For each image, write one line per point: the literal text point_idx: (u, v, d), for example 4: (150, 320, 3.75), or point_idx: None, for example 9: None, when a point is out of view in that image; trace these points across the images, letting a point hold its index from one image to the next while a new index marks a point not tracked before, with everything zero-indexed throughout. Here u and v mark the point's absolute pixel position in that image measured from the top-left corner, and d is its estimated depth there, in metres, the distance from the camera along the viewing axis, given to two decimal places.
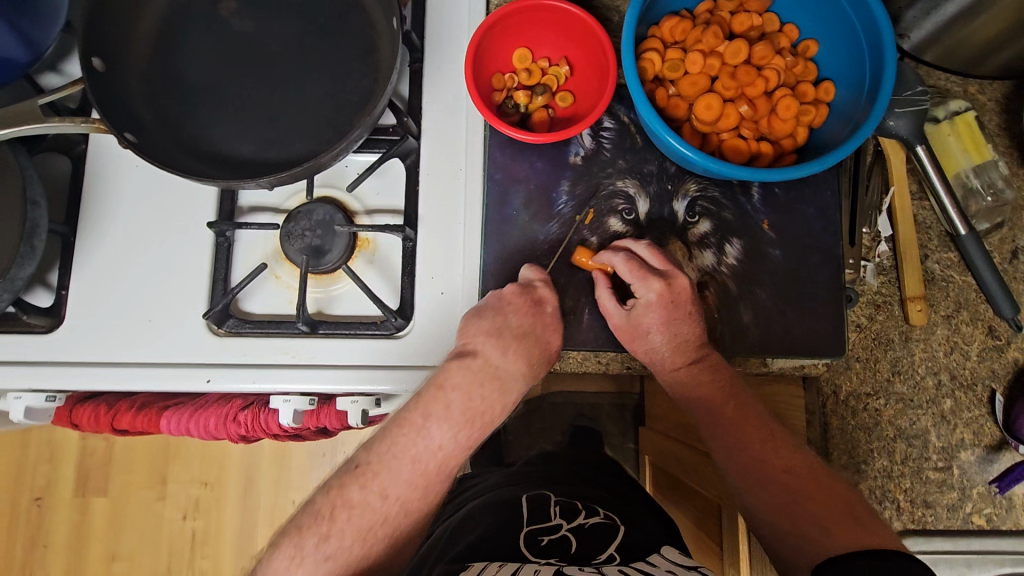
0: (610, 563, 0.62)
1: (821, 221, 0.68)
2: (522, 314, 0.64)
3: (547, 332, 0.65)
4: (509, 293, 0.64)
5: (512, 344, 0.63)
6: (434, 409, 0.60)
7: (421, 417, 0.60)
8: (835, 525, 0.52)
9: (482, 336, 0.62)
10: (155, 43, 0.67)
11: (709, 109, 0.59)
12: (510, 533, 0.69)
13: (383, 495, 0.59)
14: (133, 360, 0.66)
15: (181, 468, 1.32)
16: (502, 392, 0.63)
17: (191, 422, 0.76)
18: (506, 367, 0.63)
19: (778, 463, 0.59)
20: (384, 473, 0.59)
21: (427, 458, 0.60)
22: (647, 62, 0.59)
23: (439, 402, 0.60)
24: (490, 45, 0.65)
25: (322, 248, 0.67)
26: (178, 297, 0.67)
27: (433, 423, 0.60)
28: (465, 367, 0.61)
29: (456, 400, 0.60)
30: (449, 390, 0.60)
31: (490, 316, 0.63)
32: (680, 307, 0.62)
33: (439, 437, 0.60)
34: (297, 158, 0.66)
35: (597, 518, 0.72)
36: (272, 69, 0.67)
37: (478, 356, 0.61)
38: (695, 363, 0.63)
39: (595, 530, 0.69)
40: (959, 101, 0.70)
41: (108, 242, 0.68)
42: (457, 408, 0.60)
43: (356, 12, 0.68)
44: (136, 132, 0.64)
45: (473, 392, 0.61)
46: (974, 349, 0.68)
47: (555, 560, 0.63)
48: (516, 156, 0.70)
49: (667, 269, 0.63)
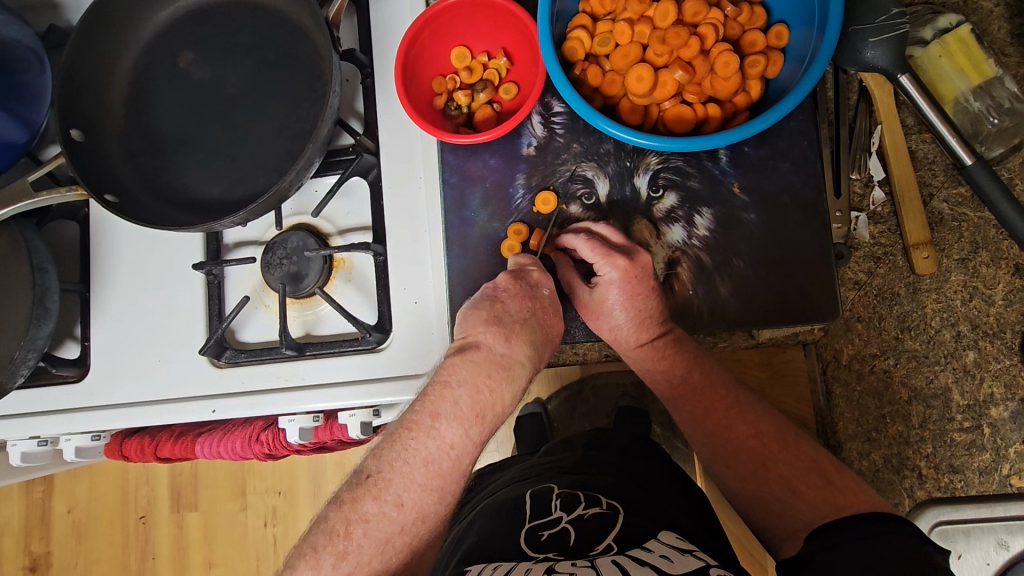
0: (607, 555, 0.53)
1: (800, 174, 0.62)
2: (517, 299, 0.61)
3: (547, 314, 0.62)
4: (503, 280, 0.62)
5: (514, 330, 0.60)
6: (442, 407, 0.56)
7: (430, 417, 0.56)
8: (804, 488, 0.53)
9: (482, 327, 0.59)
10: (127, 102, 0.72)
11: (641, 81, 0.56)
12: (507, 534, 0.60)
13: (399, 503, 0.54)
14: (151, 398, 0.72)
15: (258, 480, 1.43)
16: (510, 383, 0.58)
17: (221, 445, 0.84)
18: (509, 353, 0.59)
19: (746, 429, 0.58)
20: (397, 480, 0.54)
21: (440, 459, 0.55)
22: (574, 42, 0.57)
23: (447, 399, 0.56)
24: (425, 51, 0.64)
25: (299, 274, 0.71)
26: (177, 336, 0.73)
27: (443, 422, 0.55)
28: (469, 360, 0.58)
29: (463, 395, 0.56)
30: (455, 385, 0.56)
31: (487, 305, 0.61)
32: (644, 283, 0.59)
33: (450, 434, 0.56)
34: (261, 192, 0.69)
35: (599, 508, 0.61)
36: (230, 111, 0.71)
37: (481, 347, 0.58)
38: (659, 339, 0.61)
39: (598, 519, 0.59)
40: (950, 15, 0.62)
41: (117, 292, 0.75)
42: (465, 403, 0.56)
43: (301, 41, 0.70)
44: (120, 192, 0.69)
45: (481, 384, 0.57)
46: (999, 292, 0.63)
47: (552, 555, 0.55)
48: (469, 157, 0.69)
49: (630, 246, 0.61)
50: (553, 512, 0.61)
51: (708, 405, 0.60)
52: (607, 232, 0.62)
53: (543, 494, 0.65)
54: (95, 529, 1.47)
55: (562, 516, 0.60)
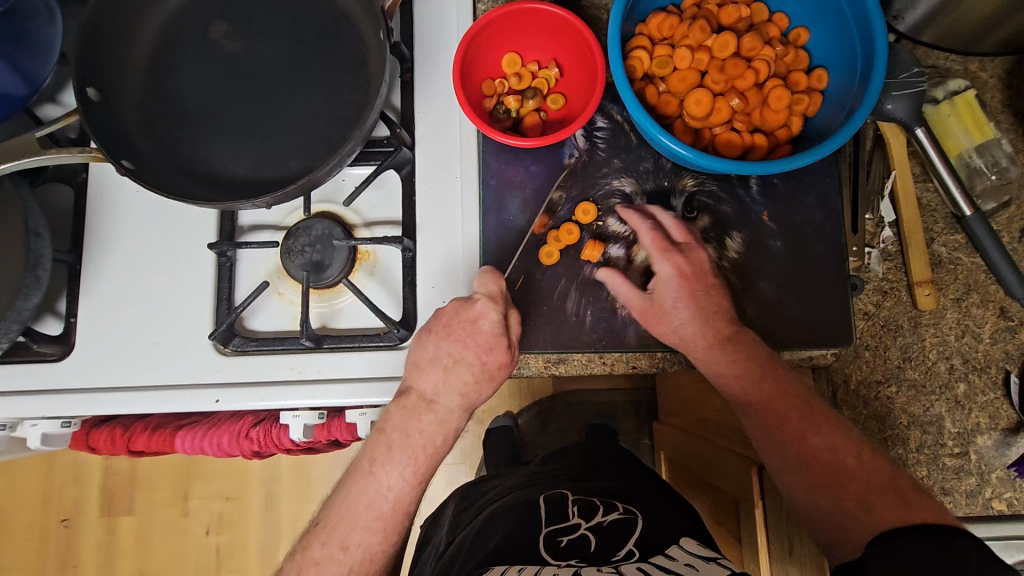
0: (630, 560, 0.54)
1: (822, 210, 0.67)
2: (452, 340, 0.62)
3: (488, 352, 0.62)
4: (447, 311, 0.63)
5: (450, 376, 0.62)
6: (377, 453, 0.61)
7: (368, 462, 0.61)
8: (880, 506, 0.53)
9: (415, 374, 0.62)
10: (149, 67, 0.68)
11: (699, 104, 0.59)
12: (525, 535, 0.61)
13: (344, 546, 0.59)
14: (145, 384, 0.67)
15: (204, 485, 1.35)
16: (443, 425, 0.62)
17: (204, 441, 0.79)
18: (442, 398, 0.62)
19: (819, 441, 0.59)
20: (342, 524, 0.59)
21: (380, 500, 0.60)
22: (635, 61, 0.59)
23: (383, 445, 0.61)
24: (481, 52, 0.65)
25: (322, 263, 0.68)
26: (180, 320, 0.68)
27: (379, 466, 0.60)
28: (402, 406, 0.62)
29: (395, 440, 0.61)
30: (387, 430, 0.61)
31: (423, 347, 0.62)
32: (701, 279, 0.63)
33: (387, 477, 0.60)
34: (293, 175, 0.66)
35: (618, 513, 0.64)
36: (264, 89, 0.68)
37: (411, 392, 0.62)
38: (728, 336, 0.62)
39: (617, 525, 0.61)
40: (958, 80, 0.69)
41: (114, 267, 0.69)
42: (399, 447, 0.61)
43: (344, 28, 0.69)
44: (135, 160, 0.65)
45: (412, 428, 0.61)
46: (986, 331, 0.68)
47: (575, 561, 0.55)
48: (511, 161, 0.70)
49: (689, 241, 0.64)
50: (572, 519, 0.63)
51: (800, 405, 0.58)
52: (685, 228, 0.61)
53: (558, 499, 0.67)
54: (9, 531, 1.34)
55: (581, 523, 0.61)
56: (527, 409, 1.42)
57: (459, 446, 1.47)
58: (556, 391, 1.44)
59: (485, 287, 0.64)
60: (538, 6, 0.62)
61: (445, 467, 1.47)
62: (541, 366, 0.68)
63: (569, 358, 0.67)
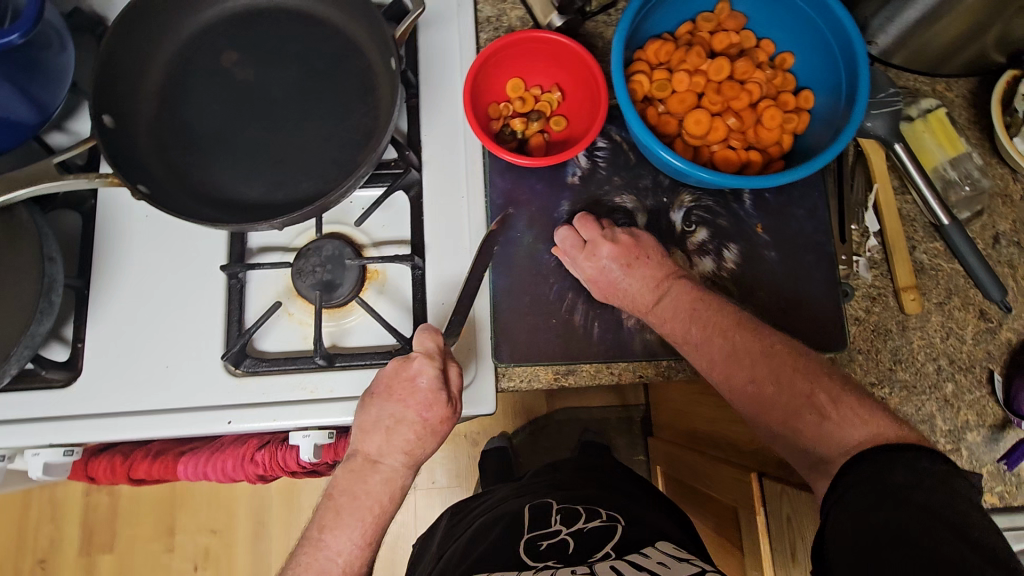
0: (606, 560, 0.56)
1: (812, 221, 0.71)
2: (392, 400, 0.61)
3: (429, 410, 0.62)
4: (387, 370, 0.62)
5: (391, 438, 0.61)
6: (327, 519, 0.59)
7: (318, 529, 0.59)
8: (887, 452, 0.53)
9: (360, 436, 0.62)
10: (161, 94, 0.69)
11: (699, 124, 0.63)
12: (507, 544, 0.63)
13: None
14: (155, 407, 0.67)
15: (190, 517, 1.31)
16: (389, 485, 0.61)
17: (208, 465, 0.79)
18: (387, 457, 0.61)
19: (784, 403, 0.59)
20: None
21: (330, 567, 0.58)
22: (636, 84, 0.63)
23: (331, 510, 0.60)
24: (488, 78, 0.68)
25: (333, 282, 0.69)
26: (190, 343, 0.68)
27: (329, 532, 0.59)
28: (348, 471, 0.61)
29: (344, 504, 0.60)
30: (336, 496, 0.60)
31: (364, 409, 0.62)
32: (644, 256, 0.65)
33: (337, 542, 0.59)
34: (306, 197, 0.68)
35: (600, 519, 0.66)
36: (275, 114, 0.70)
37: (356, 456, 0.61)
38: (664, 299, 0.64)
39: (597, 530, 0.63)
40: (930, 99, 0.74)
41: (123, 291, 0.69)
42: (348, 511, 0.59)
43: (353, 55, 0.71)
44: (148, 184, 0.66)
45: (358, 491, 0.60)
46: (969, 332, 0.72)
47: (552, 562, 0.58)
48: (516, 180, 0.72)
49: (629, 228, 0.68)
50: (554, 526, 0.65)
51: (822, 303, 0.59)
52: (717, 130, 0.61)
53: (543, 509, 0.70)
54: None
55: (562, 529, 0.64)
56: (521, 428, 1.43)
57: (454, 469, 1.46)
58: (550, 410, 1.45)
59: (422, 344, 0.62)
60: (541, 33, 0.65)
61: (439, 490, 1.45)
62: (551, 378, 0.68)
63: (577, 368, 0.68)
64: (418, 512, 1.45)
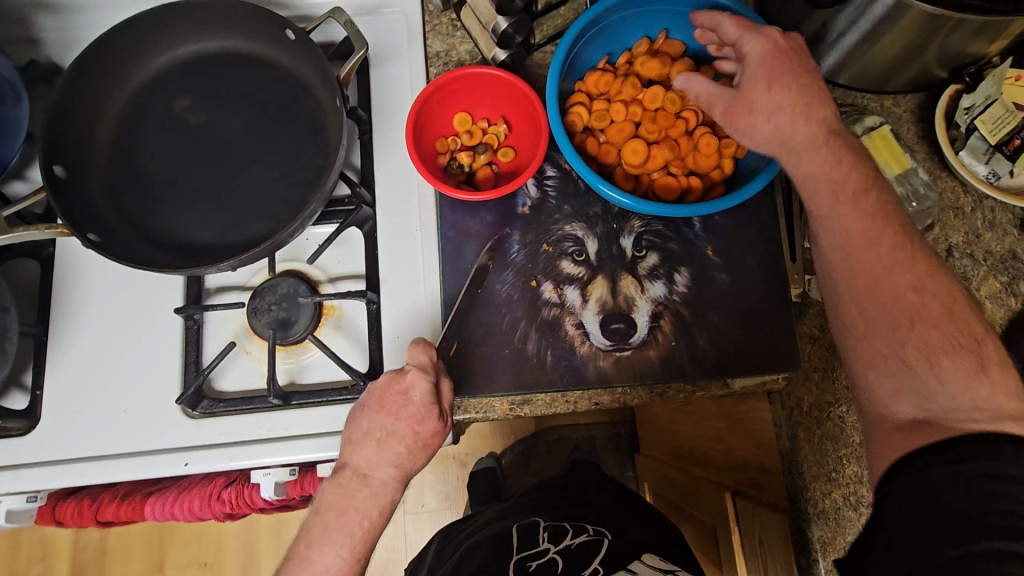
0: None
1: (762, 241, 0.72)
2: (384, 412, 0.61)
3: (421, 421, 0.61)
4: (382, 380, 0.62)
5: (382, 449, 0.60)
6: (314, 535, 0.57)
7: (304, 547, 0.57)
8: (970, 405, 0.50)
9: (350, 450, 0.61)
10: (115, 142, 0.71)
11: (636, 153, 0.64)
12: (496, 564, 0.64)
13: None
14: (112, 452, 0.67)
15: (179, 552, 1.31)
16: (377, 499, 0.60)
17: (175, 505, 0.78)
18: (378, 471, 0.60)
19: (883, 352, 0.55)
20: None
21: None
22: (575, 116, 0.65)
23: (318, 525, 0.58)
24: (432, 114, 0.69)
25: (288, 320, 0.70)
26: (148, 386, 0.69)
27: (316, 550, 0.57)
28: (337, 485, 0.60)
29: (332, 519, 0.58)
30: (324, 511, 0.58)
31: (355, 421, 0.61)
32: (780, 62, 0.57)
33: (326, 559, 0.57)
34: (257, 237, 0.68)
35: (585, 534, 0.68)
36: (226, 157, 0.71)
37: (345, 469, 0.60)
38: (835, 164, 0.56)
39: (584, 547, 0.65)
40: (873, 117, 0.76)
41: (82, 336, 0.70)
42: (334, 527, 0.58)
43: (302, 96, 0.73)
44: (101, 231, 0.67)
45: (346, 505, 0.59)
46: None
47: None
48: (467, 213, 0.73)
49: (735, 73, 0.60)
50: (542, 543, 0.66)
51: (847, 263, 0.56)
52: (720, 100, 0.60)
53: (529, 528, 0.70)
54: None
55: (550, 547, 0.65)
56: (509, 449, 1.43)
57: (443, 492, 1.45)
58: (537, 429, 1.44)
59: (417, 357, 0.63)
60: (480, 70, 0.67)
61: (429, 514, 1.44)
62: (506, 409, 0.68)
63: (532, 398, 0.68)
64: (408, 536, 1.44)
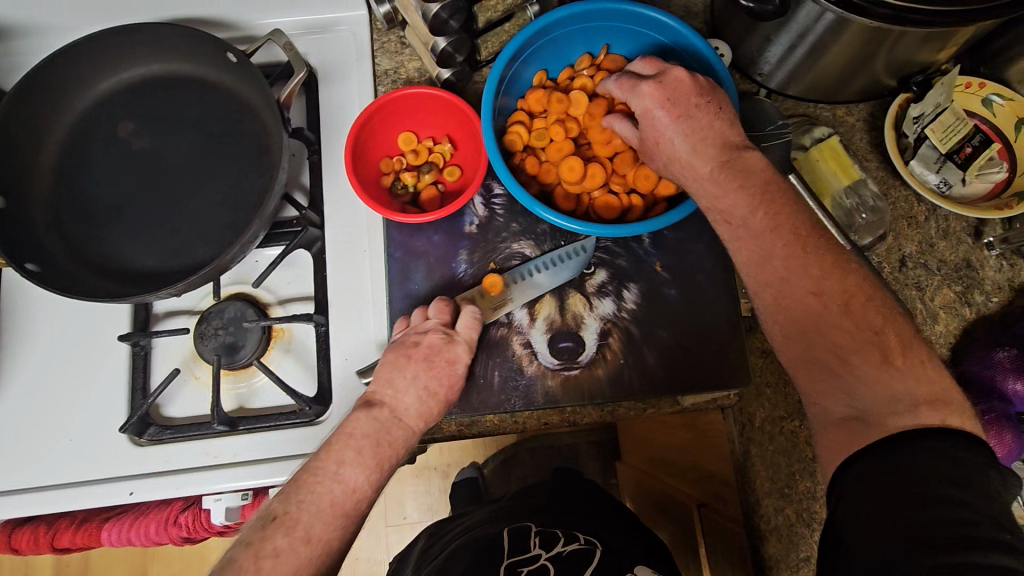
0: None
1: (712, 256, 0.71)
2: (430, 363, 0.62)
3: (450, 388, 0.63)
4: (432, 330, 0.64)
5: (421, 398, 0.61)
6: (344, 453, 0.55)
7: (334, 462, 0.54)
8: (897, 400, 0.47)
9: (387, 387, 0.61)
10: (59, 170, 0.71)
11: (572, 172, 0.66)
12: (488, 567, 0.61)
13: (306, 542, 0.49)
14: (57, 482, 0.67)
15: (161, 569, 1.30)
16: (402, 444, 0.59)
17: (131, 530, 0.78)
18: (410, 420, 0.60)
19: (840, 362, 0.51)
20: (305, 516, 0.50)
21: (343, 501, 0.53)
22: (514, 136, 0.67)
23: (348, 445, 0.56)
24: (375, 135, 0.69)
25: (235, 345, 0.69)
26: (94, 414, 0.68)
27: (347, 465, 0.54)
28: (373, 416, 0.58)
29: (366, 444, 0.56)
30: (357, 435, 0.56)
31: (403, 361, 0.62)
32: (679, 99, 0.58)
33: (353, 477, 0.54)
34: (200, 262, 0.68)
35: (577, 543, 0.65)
36: (169, 182, 0.70)
37: (384, 406, 0.59)
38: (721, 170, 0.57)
39: (577, 556, 0.62)
40: (822, 128, 0.75)
41: (29, 364, 0.70)
42: (368, 451, 0.56)
43: (247, 118, 0.72)
44: (40, 260, 0.67)
45: (380, 440, 0.57)
46: None
47: None
48: (414, 233, 0.72)
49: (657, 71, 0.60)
50: (532, 549, 0.63)
51: (772, 257, 0.53)
52: (643, 111, 0.60)
53: (520, 531, 0.68)
54: None
55: (541, 554, 0.62)
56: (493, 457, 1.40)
57: (426, 503, 1.44)
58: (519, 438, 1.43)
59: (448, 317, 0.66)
60: (422, 91, 0.67)
61: (412, 525, 1.43)
62: (455, 429, 0.69)
63: (482, 420, 0.69)
64: (391, 548, 1.43)
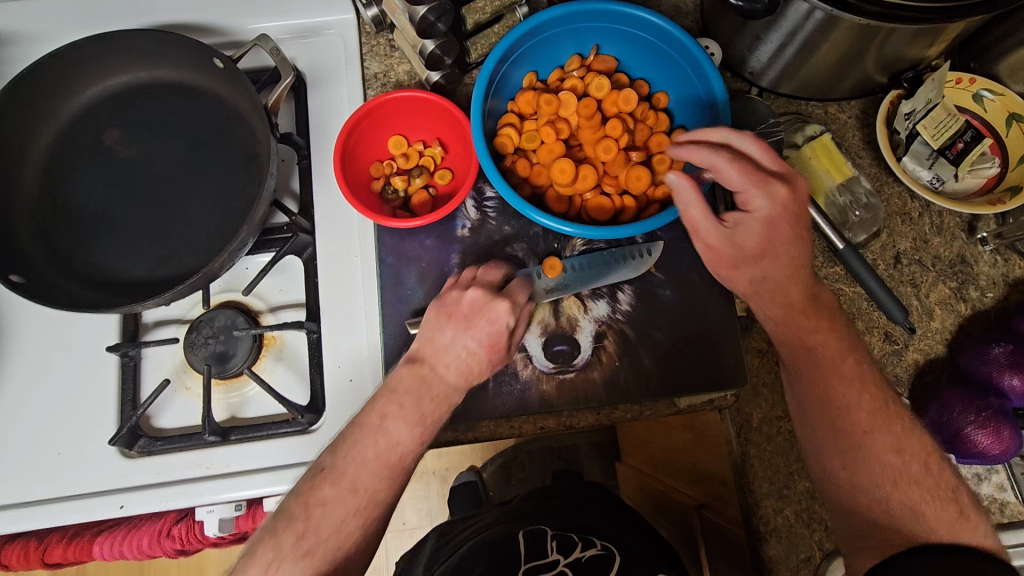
0: None
1: None
2: (474, 323, 0.61)
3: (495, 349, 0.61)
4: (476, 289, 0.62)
5: (465, 354, 0.60)
6: (389, 409, 0.57)
7: (377, 417, 0.57)
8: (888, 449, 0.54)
9: (429, 343, 0.61)
10: (44, 179, 0.70)
11: (564, 173, 0.66)
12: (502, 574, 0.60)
13: (354, 488, 0.54)
14: (46, 496, 0.65)
15: None
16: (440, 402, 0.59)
17: (123, 544, 0.77)
18: (450, 376, 0.60)
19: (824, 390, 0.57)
20: (353, 467, 0.55)
21: (388, 451, 0.56)
22: (505, 138, 0.66)
23: (391, 401, 0.58)
24: (363, 139, 0.68)
25: (226, 354, 0.68)
26: (82, 426, 0.67)
27: (390, 421, 0.57)
28: (414, 373, 0.60)
29: (408, 400, 0.58)
30: (400, 391, 0.58)
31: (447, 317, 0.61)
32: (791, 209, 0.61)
33: (399, 432, 0.57)
34: (189, 271, 0.67)
35: (594, 550, 0.63)
36: (157, 189, 0.69)
37: (425, 363, 0.60)
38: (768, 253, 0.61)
39: (595, 562, 0.61)
40: (814, 125, 0.75)
41: (15, 376, 0.69)
42: (410, 407, 0.58)
43: (234, 124, 0.71)
44: (25, 272, 0.66)
45: (420, 399, 0.59)
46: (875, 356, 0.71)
47: None
48: (406, 237, 0.72)
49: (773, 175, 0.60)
50: (550, 554, 0.62)
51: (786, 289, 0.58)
52: (746, 189, 0.60)
53: (536, 535, 0.66)
54: None
55: (558, 559, 0.61)
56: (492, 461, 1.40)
57: (425, 509, 1.43)
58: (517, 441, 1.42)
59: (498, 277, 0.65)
60: (409, 94, 0.66)
61: (411, 531, 1.42)
62: (451, 434, 0.68)
63: (477, 425, 0.68)
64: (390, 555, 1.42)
